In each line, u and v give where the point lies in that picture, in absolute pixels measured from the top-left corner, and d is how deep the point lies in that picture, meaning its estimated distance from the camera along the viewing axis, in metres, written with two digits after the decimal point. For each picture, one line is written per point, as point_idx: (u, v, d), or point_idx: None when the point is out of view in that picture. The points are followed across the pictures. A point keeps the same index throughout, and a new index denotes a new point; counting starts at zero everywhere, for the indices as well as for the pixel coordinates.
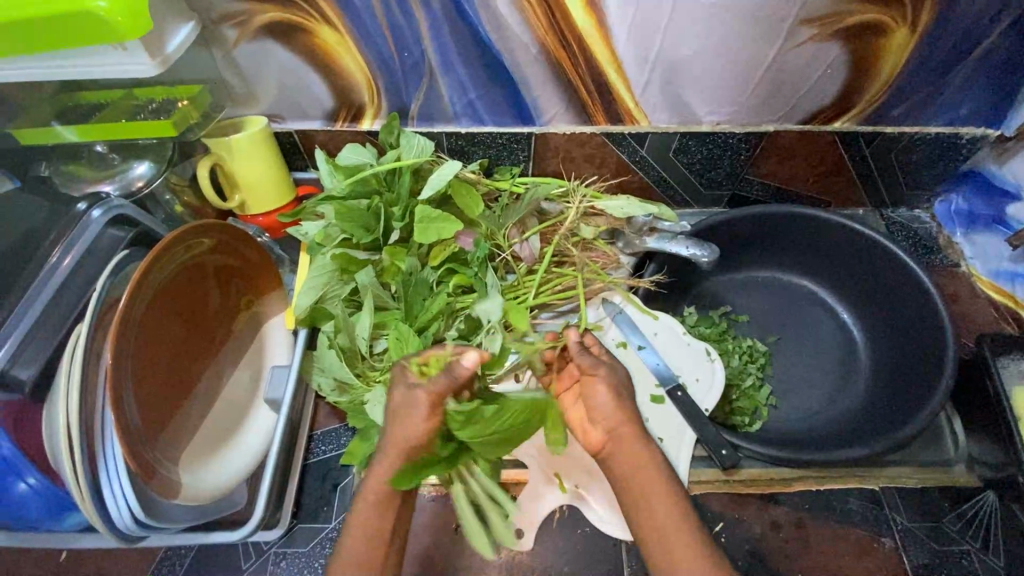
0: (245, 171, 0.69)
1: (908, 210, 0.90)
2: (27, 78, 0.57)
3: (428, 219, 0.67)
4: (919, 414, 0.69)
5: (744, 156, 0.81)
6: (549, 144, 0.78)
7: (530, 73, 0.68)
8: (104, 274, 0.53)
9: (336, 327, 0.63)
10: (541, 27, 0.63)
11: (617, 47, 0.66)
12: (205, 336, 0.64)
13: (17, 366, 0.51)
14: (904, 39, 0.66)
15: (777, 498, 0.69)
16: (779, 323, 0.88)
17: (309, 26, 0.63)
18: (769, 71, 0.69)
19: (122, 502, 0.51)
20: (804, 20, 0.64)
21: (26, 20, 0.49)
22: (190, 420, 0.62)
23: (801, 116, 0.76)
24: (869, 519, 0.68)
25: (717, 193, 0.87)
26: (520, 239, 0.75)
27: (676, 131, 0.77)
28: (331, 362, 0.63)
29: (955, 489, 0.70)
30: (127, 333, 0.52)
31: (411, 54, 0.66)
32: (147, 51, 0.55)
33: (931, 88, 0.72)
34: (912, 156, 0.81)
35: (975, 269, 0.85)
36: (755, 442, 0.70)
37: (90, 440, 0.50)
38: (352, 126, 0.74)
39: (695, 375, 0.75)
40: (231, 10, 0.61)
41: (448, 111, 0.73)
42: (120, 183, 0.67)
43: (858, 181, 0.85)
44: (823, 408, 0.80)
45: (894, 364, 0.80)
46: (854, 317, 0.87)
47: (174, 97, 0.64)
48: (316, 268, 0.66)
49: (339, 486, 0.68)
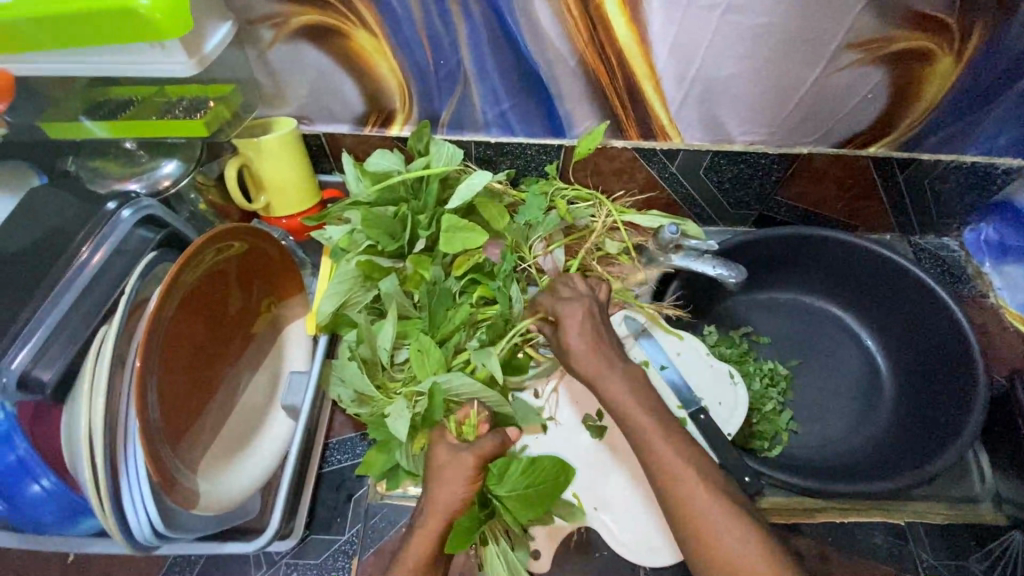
0: (272, 173, 0.69)
1: (937, 237, 0.88)
2: (62, 72, 0.56)
3: (454, 228, 0.66)
4: (949, 448, 0.68)
5: (774, 177, 0.79)
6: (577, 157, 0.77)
7: (566, 85, 0.67)
8: (134, 276, 0.52)
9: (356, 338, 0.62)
10: (580, 41, 0.62)
11: (656, 62, 0.65)
12: (226, 340, 0.63)
13: (38, 367, 0.49)
14: (949, 67, 0.65)
15: (800, 528, 0.68)
16: (800, 346, 0.87)
17: (346, 30, 0.62)
18: (808, 93, 0.68)
19: (141, 510, 0.49)
20: (849, 43, 0.63)
21: (69, 15, 0.49)
22: (209, 425, 0.61)
23: (836, 139, 0.74)
24: (893, 555, 0.66)
25: (743, 213, 0.86)
26: (545, 252, 0.74)
27: (708, 149, 0.76)
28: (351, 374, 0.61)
29: (982, 527, 0.68)
30: (154, 337, 0.51)
31: (446, 62, 0.65)
32: (186, 51, 0.54)
33: (971, 117, 0.71)
34: (946, 184, 0.80)
35: (1004, 301, 0.84)
36: (780, 470, 0.68)
37: (113, 445, 0.49)
38: (381, 131, 0.73)
39: (718, 398, 0.74)
40: (269, 11, 0.60)
41: (479, 120, 0.72)
42: (146, 181, 0.66)
43: (888, 206, 0.83)
44: (844, 436, 0.79)
45: (920, 394, 0.78)
46: (879, 345, 0.86)
47: (202, 96, 0.63)
48: (338, 275, 0.65)
49: (353, 497, 0.67)
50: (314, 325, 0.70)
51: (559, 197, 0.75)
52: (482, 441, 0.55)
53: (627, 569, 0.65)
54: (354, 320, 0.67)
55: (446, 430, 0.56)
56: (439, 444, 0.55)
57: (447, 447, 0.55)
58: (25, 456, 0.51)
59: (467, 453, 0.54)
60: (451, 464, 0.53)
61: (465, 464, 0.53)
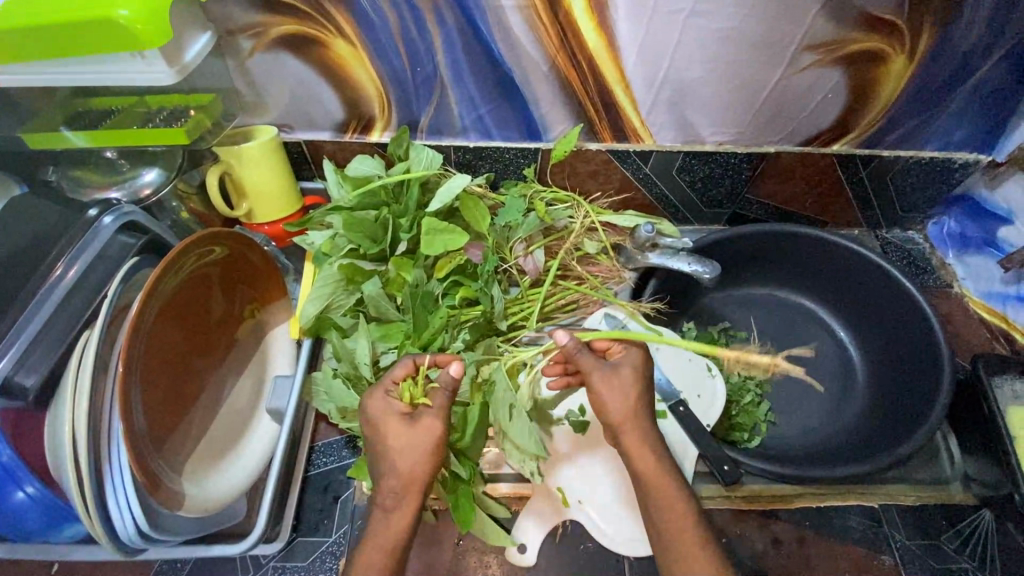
0: (253, 181, 0.70)
1: (902, 231, 0.92)
2: (42, 84, 0.57)
3: (434, 230, 0.67)
4: (918, 432, 0.70)
5: (745, 175, 0.82)
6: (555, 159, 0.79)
7: (540, 89, 0.70)
8: (116, 281, 0.53)
9: (337, 354, 0.63)
10: (552, 47, 0.65)
11: (625, 67, 0.68)
12: (209, 344, 0.63)
13: (20, 373, 0.50)
14: (902, 67, 0.68)
15: (778, 514, 0.69)
16: (776, 340, 0.89)
17: (324, 39, 0.63)
18: (771, 94, 0.71)
19: (126, 511, 0.50)
20: (807, 46, 0.66)
21: (47, 25, 0.50)
22: (192, 430, 0.61)
23: (800, 138, 0.78)
24: (869, 536, 0.68)
25: (717, 211, 0.89)
26: (526, 253, 0.76)
27: (680, 150, 0.78)
28: (337, 390, 0.62)
29: (951, 506, 0.71)
30: (137, 339, 0.52)
31: (423, 69, 0.67)
32: (166, 60, 0.55)
33: (926, 114, 0.74)
34: (907, 179, 0.83)
35: (967, 290, 0.87)
36: (759, 458, 0.70)
37: (97, 448, 0.49)
38: (361, 137, 0.75)
39: (697, 391, 0.75)
40: (248, 21, 0.61)
41: (456, 125, 0.74)
42: (127, 190, 0.67)
43: (854, 202, 0.87)
44: (821, 424, 0.81)
45: (891, 381, 0.81)
46: (851, 337, 0.89)
47: (183, 105, 0.64)
48: (321, 279, 0.66)
49: (340, 498, 0.68)
50: (298, 328, 0.70)
51: (538, 199, 0.77)
52: (436, 400, 0.50)
53: (612, 560, 0.66)
54: (338, 324, 0.69)
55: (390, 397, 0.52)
56: (388, 417, 0.50)
57: (397, 424, 0.49)
58: (7, 462, 0.50)
59: (425, 415, 0.50)
60: (411, 437, 0.49)
61: (432, 430, 0.49)
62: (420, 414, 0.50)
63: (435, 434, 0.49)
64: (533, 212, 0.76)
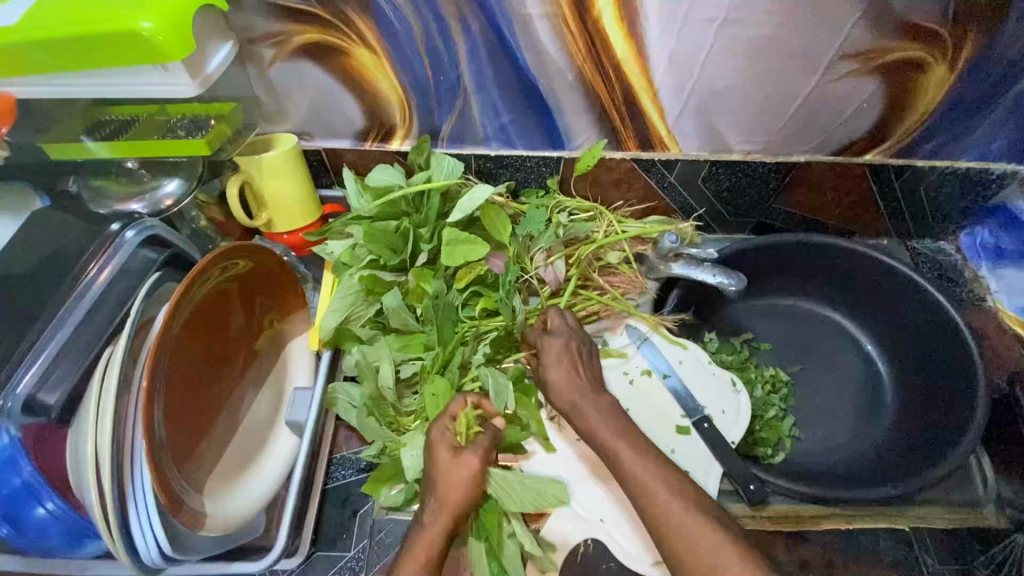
0: (272, 191, 0.69)
1: (933, 241, 0.89)
2: (62, 96, 0.56)
3: (455, 241, 0.66)
4: (952, 454, 0.69)
5: (772, 185, 0.80)
6: (567, 179, 0.79)
7: (564, 97, 0.68)
8: (140, 295, 0.52)
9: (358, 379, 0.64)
10: (579, 55, 0.63)
11: (653, 76, 0.66)
12: (229, 359, 0.63)
13: (43, 390, 0.49)
14: (943, 76, 0.66)
15: (806, 536, 0.67)
16: (800, 353, 0.87)
17: (346, 48, 0.62)
18: (807, 100, 0.69)
19: (149, 533, 0.49)
20: (845, 54, 0.63)
21: (65, 37, 0.49)
22: (212, 445, 0.61)
23: (832, 147, 0.75)
24: (901, 561, 0.66)
25: (742, 221, 0.86)
26: (546, 263, 0.75)
27: (707, 159, 0.76)
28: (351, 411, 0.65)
29: (985, 530, 0.69)
30: (160, 356, 0.51)
31: (447, 77, 0.65)
32: (189, 72, 0.54)
33: (965, 124, 0.72)
34: (941, 189, 0.80)
35: (1001, 303, 0.83)
36: (782, 477, 0.69)
37: (120, 470, 0.48)
38: (381, 146, 0.73)
39: (721, 407, 0.74)
40: (271, 29, 0.60)
41: (479, 134, 0.73)
42: (149, 202, 0.66)
43: (885, 213, 0.84)
44: (847, 442, 0.79)
45: (921, 399, 0.79)
46: (879, 351, 0.86)
47: (204, 115, 0.63)
48: (341, 290, 0.66)
49: (358, 513, 0.67)
50: (317, 340, 0.69)
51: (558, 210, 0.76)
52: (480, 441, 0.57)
53: None
54: (358, 335, 0.68)
55: (446, 430, 0.57)
56: (441, 451, 0.55)
57: (446, 457, 0.55)
58: (29, 479, 0.50)
59: (469, 454, 0.55)
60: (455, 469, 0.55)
61: (472, 465, 0.55)
62: (467, 450, 0.56)
63: (477, 469, 0.55)
64: (554, 224, 0.76)
